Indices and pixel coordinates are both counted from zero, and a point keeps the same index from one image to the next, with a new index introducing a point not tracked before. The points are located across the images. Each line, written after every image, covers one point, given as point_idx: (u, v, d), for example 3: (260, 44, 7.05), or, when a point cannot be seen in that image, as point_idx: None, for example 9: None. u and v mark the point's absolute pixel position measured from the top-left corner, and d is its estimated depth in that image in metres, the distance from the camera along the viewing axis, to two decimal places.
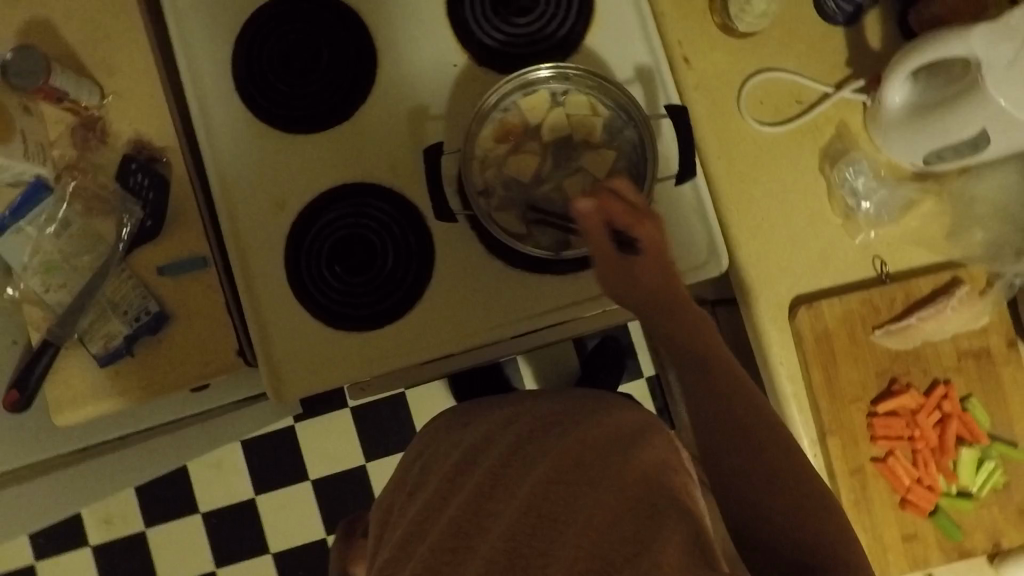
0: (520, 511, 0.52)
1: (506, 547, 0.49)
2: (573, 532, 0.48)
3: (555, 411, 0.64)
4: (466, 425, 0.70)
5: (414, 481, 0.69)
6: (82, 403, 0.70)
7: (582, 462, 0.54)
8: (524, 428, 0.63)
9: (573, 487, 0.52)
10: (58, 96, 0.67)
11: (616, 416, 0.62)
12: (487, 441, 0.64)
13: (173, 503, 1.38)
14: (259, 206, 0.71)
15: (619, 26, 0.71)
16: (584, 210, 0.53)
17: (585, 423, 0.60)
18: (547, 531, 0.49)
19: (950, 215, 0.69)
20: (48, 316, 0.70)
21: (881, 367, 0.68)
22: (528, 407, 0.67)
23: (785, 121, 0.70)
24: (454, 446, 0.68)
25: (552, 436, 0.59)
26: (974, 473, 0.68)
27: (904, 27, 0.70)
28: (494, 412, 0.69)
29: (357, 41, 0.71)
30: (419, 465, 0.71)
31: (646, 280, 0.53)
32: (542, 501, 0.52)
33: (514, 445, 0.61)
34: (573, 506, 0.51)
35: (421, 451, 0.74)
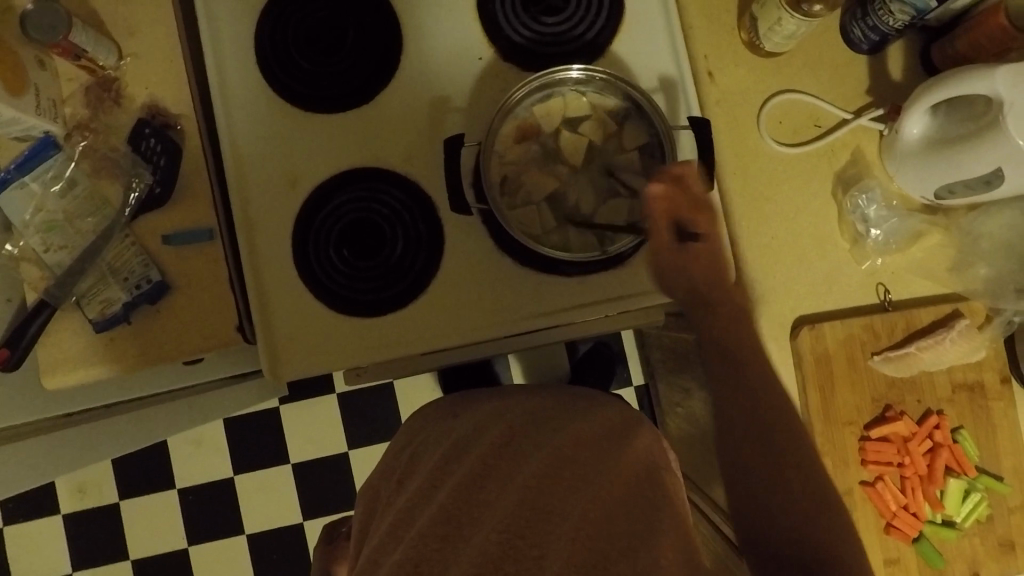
0: (514, 503, 0.49)
1: (498, 538, 0.47)
2: (569, 526, 0.46)
3: (547, 406, 0.64)
4: (456, 415, 0.69)
5: (402, 470, 0.66)
6: (73, 367, 0.68)
7: (575, 457, 0.54)
8: (517, 420, 0.62)
9: (567, 480, 0.51)
10: (74, 54, 0.65)
11: (606, 413, 0.62)
12: (477, 431, 0.62)
13: (149, 476, 1.36)
14: (271, 182, 0.70)
15: (646, 35, 0.71)
16: (654, 195, 0.56)
17: (576, 419, 0.60)
18: (542, 524, 0.47)
19: (956, 249, 0.70)
20: (47, 277, 0.68)
21: (876, 393, 0.69)
22: (521, 399, 0.66)
23: (802, 143, 0.71)
24: (443, 437, 0.66)
25: (546, 432, 0.58)
26: (959, 504, 0.69)
27: (925, 61, 0.71)
28: (485, 402, 0.68)
29: (384, 25, 0.71)
30: (407, 454, 0.69)
31: (709, 273, 0.57)
32: (536, 495, 0.50)
33: (506, 437, 0.59)
34: (567, 500, 0.49)
35: (408, 442, 0.72)
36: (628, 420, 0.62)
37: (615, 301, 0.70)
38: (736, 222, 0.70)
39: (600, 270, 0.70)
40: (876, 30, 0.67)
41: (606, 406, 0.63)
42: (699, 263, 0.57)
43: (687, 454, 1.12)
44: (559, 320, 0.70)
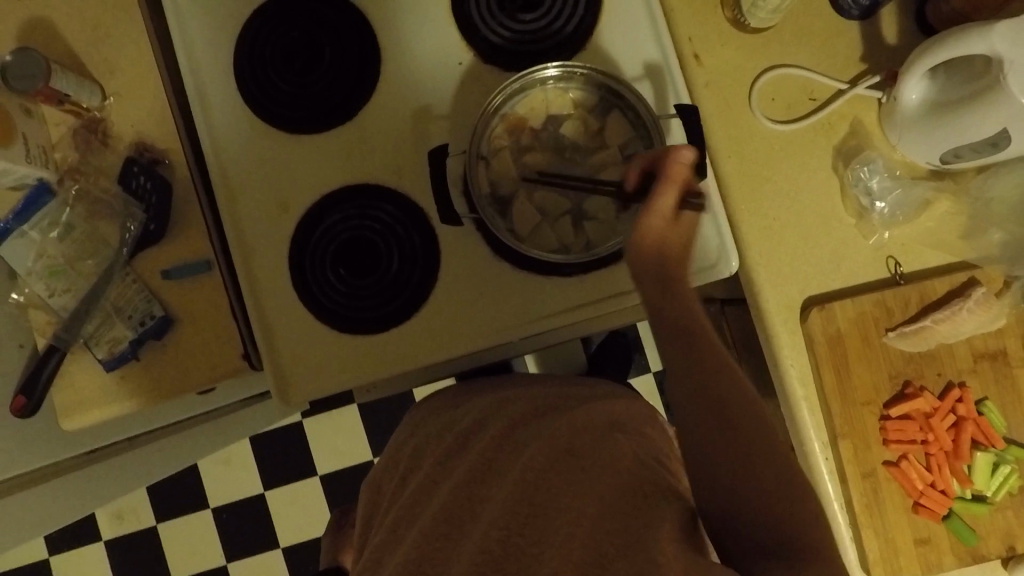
0: (513, 499, 0.50)
1: (498, 536, 0.48)
2: (567, 520, 0.47)
3: (547, 394, 0.63)
4: (457, 408, 0.69)
5: (406, 463, 0.67)
6: (88, 407, 0.69)
7: (575, 446, 0.53)
8: (516, 412, 0.61)
9: (566, 472, 0.51)
10: (58, 99, 0.66)
11: (612, 402, 0.60)
12: (478, 423, 0.63)
13: (183, 498, 1.39)
14: (262, 208, 0.70)
15: (628, 23, 0.70)
16: (685, 158, 0.52)
17: (578, 407, 0.59)
18: (540, 520, 0.48)
19: (966, 215, 0.67)
20: (53, 321, 0.69)
21: (894, 370, 0.67)
22: (522, 390, 0.66)
23: (797, 119, 0.69)
24: (446, 429, 0.66)
25: (545, 421, 0.58)
26: (989, 478, 0.67)
27: (921, 21, 0.68)
28: (488, 394, 0.68)
29: (362, 39, 0.70)
30: (409, 445, 0.69)
31: (682, 240, 0.53)
32: (532, 490, 0.50)
33: (506, 429, 0.59)
34: (565, 492, 0.49)
35: (412, 433, 0.72)
36: (630, 409, 0.61)
37: (617, 297, 0.69)
38: (734, 206, 0.68)
39: (601, 267, 0.69)
40: None
41: (610, 397, 0.62)
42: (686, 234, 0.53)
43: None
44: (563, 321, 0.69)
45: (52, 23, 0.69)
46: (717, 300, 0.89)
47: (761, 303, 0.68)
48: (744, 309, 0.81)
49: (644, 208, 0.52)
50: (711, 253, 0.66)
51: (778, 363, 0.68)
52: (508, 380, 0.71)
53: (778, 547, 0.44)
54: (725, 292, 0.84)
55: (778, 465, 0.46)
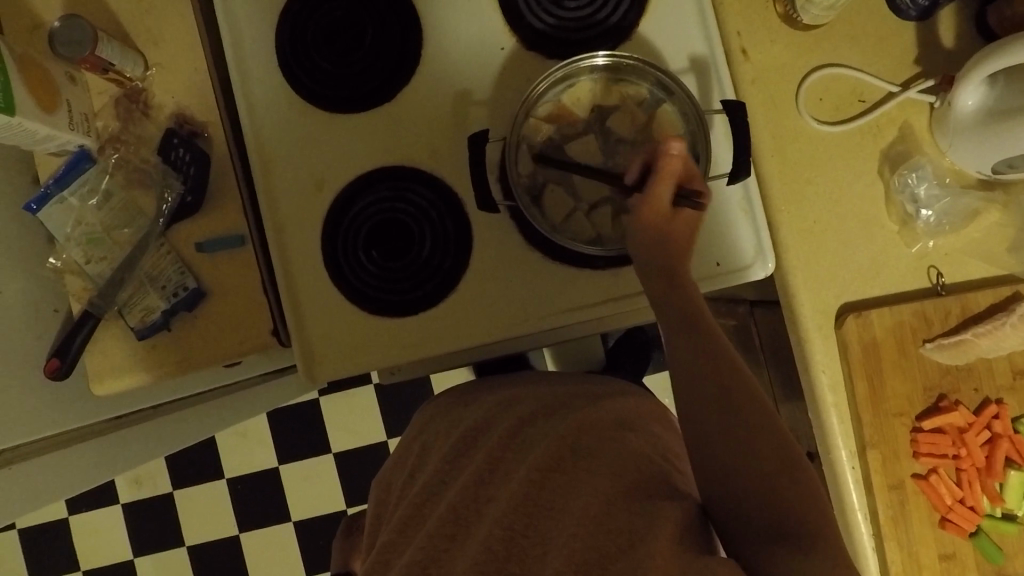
0: (516, 499, 0.50)
1: (502, 534, 0.47)
2: (571, 521, 0.47)
3: (554, 392, 0.63)
4: (465, 404, 0.70)
5: (414, 460, 0.67)
6: (119, 374, 0.70)
7: (582, 446, 0.53)
8: (525, 410, 0.61)
9: (571, 473, 0.51)
10: (102, 67, 0.66)
11: (618, 399, 0.60)
12: (486, 422, 0.63)
13: (200, 468, 1.41)
14: (297, 186, 0.70)
15: (675, 14, 0.68)
16: (673, 151, 0.55)
17: (585, 406, 0.58)
18: (545, 521, 0.48)
19: (1014, 227, 0.65)
20: (89, 287, 0.70)
21: (929, 382, 0.65)
22: (531, 388, 0.66)
23: (845, 120, 0.67)
24: (453, 426, 0.66)
25: (552, 420, 0.58)
26: (1021, 498, 0.66)
27: (981, 24, 0.66)
28: (502, 389, 0.68)
29: (404, 20, 0.70)
30: (417, 442, 0.70)
31: (678, 228, 0.56)
32: (537, 490, 0.50)
33: (513, 427, 0.59)
34: (568, 495, 0.49)
35: (419, 433, 0.72)
36: (639, 407, 0.61)
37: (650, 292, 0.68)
38: (774, 206, 0.67)
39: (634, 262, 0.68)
40: None
41: (619, 394, 0.62)
42: (685, 227, 0.57)
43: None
44: (593, 315, 0.68)
45: None
46: (746, 301, 0.88)
47: (796, 307, 0.67)
48: (775, 312, 0.80)
49: (639, 204, 0.56)
50: (748, 252, 0.65)
51: (809, 369, 0.67)
52: (532, 376, 0.71)
53: (783, 536, 0.45)
54: (756, 293, 0.83)
55: (778, 449, 0.47)
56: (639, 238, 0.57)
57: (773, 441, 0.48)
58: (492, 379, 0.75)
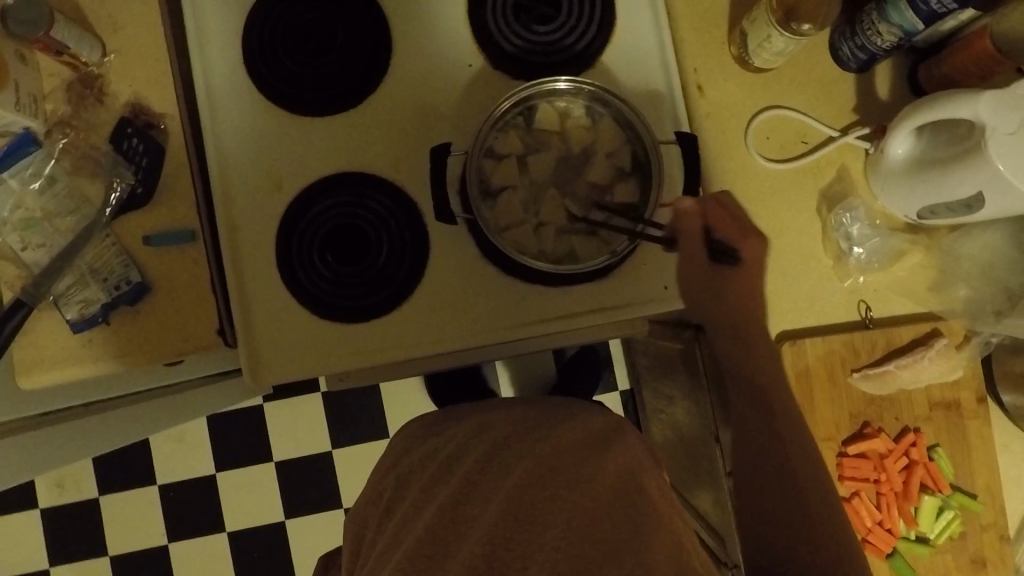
0: (497, 515, 0.50)
1: (484, 551, 0.48)
2: (553, 533, 0.47)
3: (525, 414, 0.65)
4: (439, 434, 0.70)
5: (391, 493, 0.66)
6: (51, 367, 0.67)
7: (560, 462, 0.54)
8: (498, 433, 0.62)
9: (551, 487, 0.51)
10: (56, 49, 0.64)
11: (590, 418, 0.62)
12: (460, 448, 0.64)
13: (131, 472, 1.35)
14: (255, 185, 0.69)
15: (636, 46, 0.72)
16: (684, 208, 0.56)
17: (562, 425, 0.60)
18: (527, 535, 0.48)
19: (936, 269, 0.69)
20: (24, 276, 0.67)
21: (856, 410, 0.69)
22: (501, 411, 0.67)
23: (789, 159, 0.71)
24: (429, 455, 0.67)
25: (528, 436, 0.60)
26: (934, 521, 0.69)
27: (912, 80, 0.72)
28: (472, 415, 0.70)
29: (375, 29, 0.71)
30: (392, 476, 0.69)
31: (730, 288, 0.57)
32: (518, 504, 0.50)
33: (489, 450, 0.60)
34: (548, 506, 0.50)
35: (394, 464, 0.72)
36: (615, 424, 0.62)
37: (598, 312, 0.70)
38: None
39: (585, 281, 0.70)
40: (864, 50, 0.68)
41: (591, 413, 0.64)
42: (742, 289, 0.56)
43: (681, 452, 1.18)
44: (542, 330, 0.70)
45: None
46: (692, 325, 0.91)
47: None
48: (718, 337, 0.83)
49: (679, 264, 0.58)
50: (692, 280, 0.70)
51: None
52: (489, 403, 0.73)
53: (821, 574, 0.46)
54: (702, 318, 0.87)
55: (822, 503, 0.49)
56: (694, 293, 0.59)
57: (820, 482, 0.51)
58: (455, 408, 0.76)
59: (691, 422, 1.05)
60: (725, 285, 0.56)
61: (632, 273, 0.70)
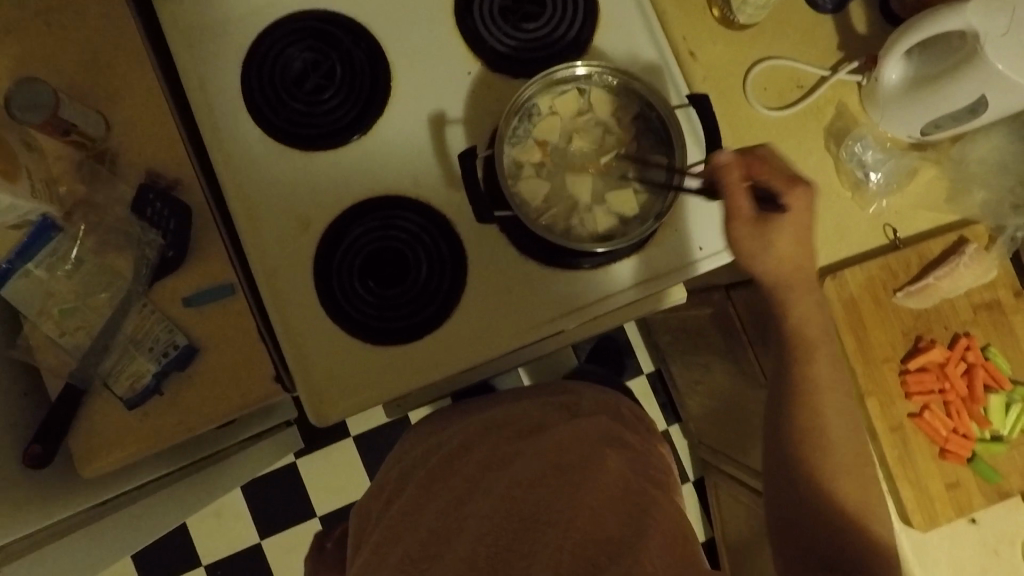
0: (500, 516, 0.57)
1: (485, 551, 0.54)
2: (554, 534, 0.54)
3: (529, 409, 0.71)
4: (442, 430, 0.76)
5: (391, 487, 0.72)
6: (112, 449, 0.65)
7: (562, 466, 0.60)
8: (501, 432, 0.68)
9: (551, 490, 0.58)
10: (63, 129, 0.63)
11: (588, 417, 0.69)
12: (461, 444, 0.69)
13: (176, 557, 1.31)
14: (284, 227, 0.69)
15: (625, 25, 0.74)
16: (722, 163, 0.58)
17: (561, 425, 0.67)
18: (527, 535, 0.55)
19: (948, 180, 0.73)
20: (67, 361, 0.65)
21: (906, 327, 0.71)
22: (504, 409, 0.72)
23: (789, 105, 0.74)
24: (431, 450, 0.73)
25: (528, 438, 0.66)
26: (1004, 417, 0.71)
27: (886, 10, 0.75)
28: (499, 406, 0.74)
29: (370, 56, 0.72)
30: (395, 471, 0.75)
31: (777, 235, 0.59)
32: (519, 506, 0.57)
33: (491, 448, 0.66)
34: (551, 507, 0.56)
35: (397, 461, 0.78)
36: (606, 420, 0.69)
37: (642, 285, 0.71)
38: None
39: (623, 257, 0.71)
40: None
41: (593, 412, 0.71)
42: (788, 231, 0.59)
43: (724, 417, 1.19)
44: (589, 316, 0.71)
45: (50, 56, 0.67)
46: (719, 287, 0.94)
47: None
48: (750, 292, 0.85)
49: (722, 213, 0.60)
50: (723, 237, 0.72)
51: None
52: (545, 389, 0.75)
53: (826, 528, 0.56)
54: (730, 278, 0.89)
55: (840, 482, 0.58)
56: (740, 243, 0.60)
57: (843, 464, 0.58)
58: (479, 402, 0.79)
59: (732, 383, 1.07)
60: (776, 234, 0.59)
61: (666, 239, 0.72)
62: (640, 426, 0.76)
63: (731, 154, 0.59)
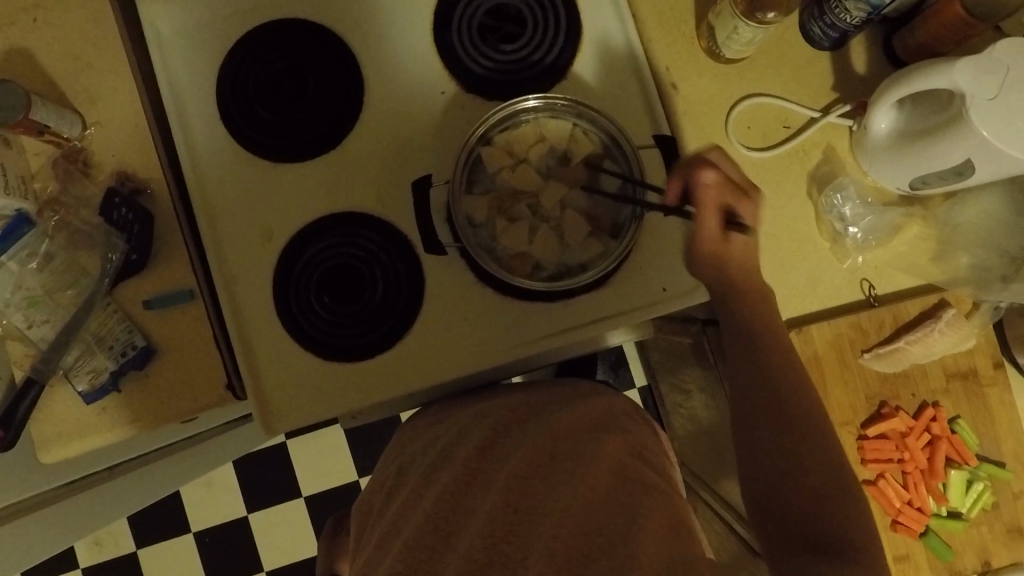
0: (498, 506, 0.54)
1: (483, 543, 0.50)
2: (550, 523, 0.50)
3: (526, 402, 0.69)
4: (440, 423, 0.74)
5: (390, 483, 0.70)
6: (70, 439, 0.68)
7: (556, 453, 0.57)
8: (497, 421, 0.66)
9: (547, 478, 0.55)
10: (37, 130, 0.66)
11: (590, 402, 0.66)
12: (460, 436, 0.67)
13: (166, 523, 1.37)
14: (247, 237, 0.70)
15: (605, 53, 0.72)
16: (709, 181, 0.54)
17: (560, 411, 0.64)
18: (525, 526, 0.51)
19: (935, 239, 0.68)
20: (31, 353, 0.68)
21: (871, 391, 0.69)
22: (497, 405, 0.70)
23: (773, 146, 0.70)
24: (431, 442, 0.71)
25: (523, 429, 0.63)
26: (964, 495, 0.70)
27: (888, 51, 0.71)
28: (483, 404, 0.72)
29: (344, 69, 0.71)
30: (393, 467, 0.73)
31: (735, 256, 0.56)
32: (518, 497, 0.54)
33: (489, 438, 0.64)
34: (548, 497, 0.53)
35: (394, 457, 0.76)
36: (613, 408, 0.66)
37: (601, 322, 0.69)
38: None
39: (584, 291, 0.70)
40: (835, 27, 0.68)
41: (589, 398, 0.67)
42: (744, 253, 0.56)
43: (704, 443, 1.17)
44: (550, 344, 0.69)
45: (33, 54, 0.69)
46: (698, 320, 0.91)
47: None
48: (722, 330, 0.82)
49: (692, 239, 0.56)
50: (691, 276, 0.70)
51: None
52: (502, 394, 0.73)
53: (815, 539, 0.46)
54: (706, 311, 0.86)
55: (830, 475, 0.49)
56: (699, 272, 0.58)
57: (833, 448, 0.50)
58: (469, 399, 0.76)
59: (710, 413, 1.05)
60: (734, 251, 0.56)
61: (631, 277, 0.70)
62: (637, 416, 0.68)
63: (716, 175, 0.54)
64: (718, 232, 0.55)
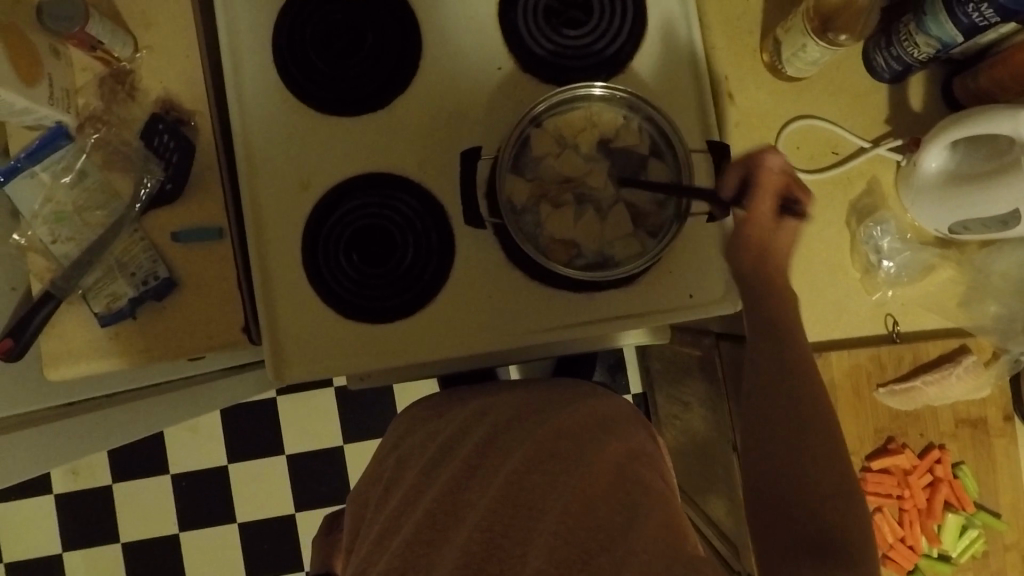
0: (497, 499, 0.53)
1: (482, 536, 0.50)
2: (550, 520, 0.50)
3: (529, 399, 0.68)
4: (441, 416, 0.73)
5: (389, 476, 0.69)
6: (78, 359, 0.67)
7: (557, 450, 0.57)
8: (499, 416, 0.66)
9: (549, 473, 0.55)
10: (90, 45, 0.65)
11: (595, 403, 0.65)
12: (464, 429, 0.67)
13: (147, 461, 1.37)
14: (283, 184, 0.70)
15: (667, 53, 0.71)
16: (773, 165, 0.52)
17: (561, 409, 0.63)
18: (522, 519, 0.51)
19: (965, 285, 0.69)
20: (53, 269, 0.67)
21: (880, 425, 0.70)
22: (502, 399, 0.70)
23: (819, 170, 0.70)
24: (431, 436, 0.70)
25: (526, 424, 0.62)
26: (957, 540, 0.71)
27: (947, 92, 0.71)
28: (488, 395, 0.72)
29: (403, 30, 0.70)
30: (392, 459, 0.72)
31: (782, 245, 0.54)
32: (516, 489, 0.54)
33: (491, 433, 0.63)
34: (547, 495, 0.53)
35: (394, 447, 0.75)
36: (614, 409, 0.65)
37: (625, 320, 0.69)
38: None
39: (612, 288, 0.69)
40: (899, 60, 0.67)
41: (599, 396, 0.67)
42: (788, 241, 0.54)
43: (694, 457, 1.18)
44: (573, 335, 0.69)
45: None
46: (711, 333, 0.91)
47: None
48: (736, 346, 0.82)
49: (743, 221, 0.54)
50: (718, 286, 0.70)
51: None
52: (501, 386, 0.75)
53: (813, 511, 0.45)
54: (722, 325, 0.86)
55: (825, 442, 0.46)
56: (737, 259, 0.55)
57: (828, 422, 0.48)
58: (478, 389, 0.76)
59: (706, 428, 1.05)
60: (788, 241, 0.53)
61: (660, 280, 0.70)
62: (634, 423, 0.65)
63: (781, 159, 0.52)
64: (774, 217, 0.53)
